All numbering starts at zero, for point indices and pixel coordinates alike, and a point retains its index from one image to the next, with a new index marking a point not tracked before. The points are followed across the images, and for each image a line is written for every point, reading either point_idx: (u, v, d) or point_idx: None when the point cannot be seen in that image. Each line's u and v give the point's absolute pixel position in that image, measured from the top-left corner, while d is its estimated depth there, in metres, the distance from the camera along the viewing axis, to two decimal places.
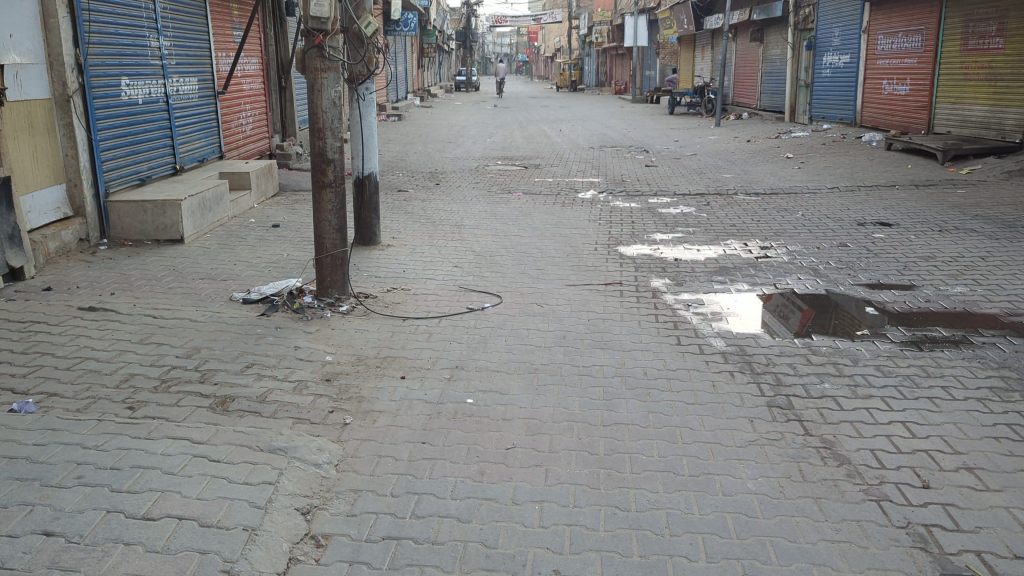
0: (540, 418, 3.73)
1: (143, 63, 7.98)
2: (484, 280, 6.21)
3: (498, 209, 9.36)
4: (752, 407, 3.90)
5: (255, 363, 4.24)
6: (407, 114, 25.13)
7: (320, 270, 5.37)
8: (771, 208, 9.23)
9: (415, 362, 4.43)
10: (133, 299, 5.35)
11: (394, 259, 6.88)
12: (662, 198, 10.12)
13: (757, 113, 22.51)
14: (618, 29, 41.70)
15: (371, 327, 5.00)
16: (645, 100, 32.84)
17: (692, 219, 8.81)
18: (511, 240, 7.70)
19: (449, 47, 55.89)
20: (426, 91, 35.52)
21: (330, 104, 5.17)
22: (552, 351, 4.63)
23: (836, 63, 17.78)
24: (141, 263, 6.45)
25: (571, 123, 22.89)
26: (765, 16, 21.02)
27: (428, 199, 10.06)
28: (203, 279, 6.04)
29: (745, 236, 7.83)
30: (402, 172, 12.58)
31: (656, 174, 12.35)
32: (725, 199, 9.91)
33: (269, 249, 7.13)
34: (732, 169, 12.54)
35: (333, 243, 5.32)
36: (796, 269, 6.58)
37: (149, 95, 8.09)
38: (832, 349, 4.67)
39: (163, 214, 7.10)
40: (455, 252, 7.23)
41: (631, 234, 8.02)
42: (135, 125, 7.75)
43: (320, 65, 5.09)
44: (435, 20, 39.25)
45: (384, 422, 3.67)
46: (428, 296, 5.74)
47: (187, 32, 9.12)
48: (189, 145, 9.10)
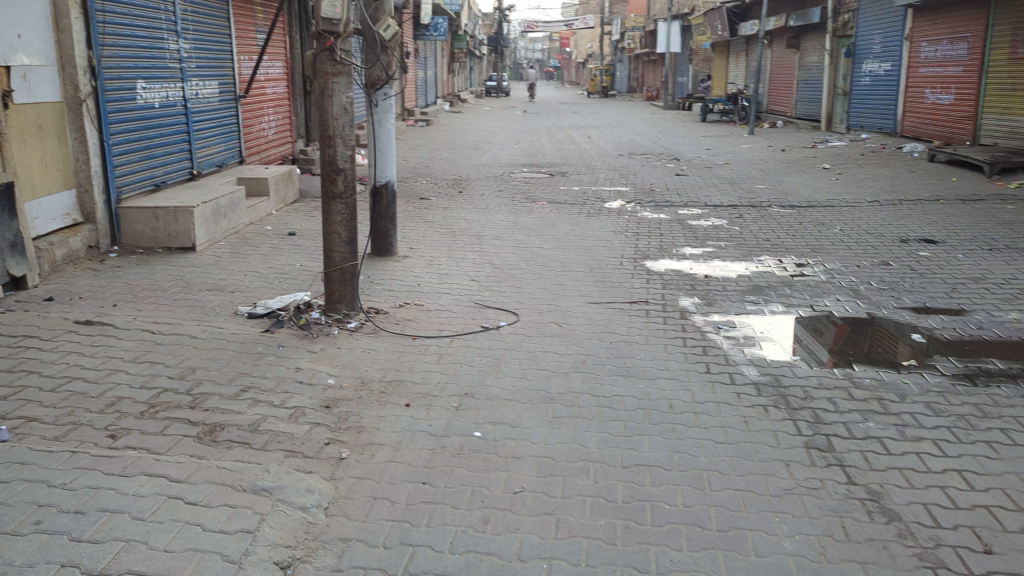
0: (554, 457, 3.42)
1: (160, 66, 7.79)
2: (503, 296, 5.91)
3: (522, 219, 9.06)
4: (788, 448, 3.56)
5: (252, 387, 3.97)
6: (435, 119, 24.92)
7: (328, 285, 5.09)
8: (807, 222, 8.82)
9: (423, 387, 4.13)
10: (133, 312, 5.12)
11: (410, 271, 6.60)
12: (693, 209, 9.75)
13: (792, 121, 22.00)
14: (651, 36, 41.29)
15: (379, 347, 4.71)
16: (677, 107, 32.39)
17: (724, 232, 8.44)
18: (533, 253, 7.38)
19: (481, 53, 55.78)
20: (456, 96, 35.35)
21: (342, 110, 4.90)
22: (570, 378, 4.31)
23: (876, 72, 17.26)
24: (149, 272, 6.22)
25: (601, 130, 22.55)
26: (803, 22, 20.55)
27: (450, 207, 9.77)
28: (209, 290, 5.79)
29: (780, 252, 7.44)
30: (426, 178, 12.31)
31: (687, 183, 11.98)
32: (759, 212, 9.51)
33: (282, 259, 6.87)
34: (765, 180, 12.12)
35: (342, 256, 5.05)
36: (835, 288, 6.19)
37: (166, 98, 7.90)
38: (876, 382, 4.30)
39: (175, 221, 6.89)
40: (475, 264, 6.94)
41: (659, 248, 7.68)
42: (150, 130, 7.56)
43: (331, 69, 4.82)
44: (466, 25, 39.18)
45: (384, 457, 3.37)
46: (442, 313, 5.44)
47: (208, 34, 8.93)
48: (208, 150, 8.91)
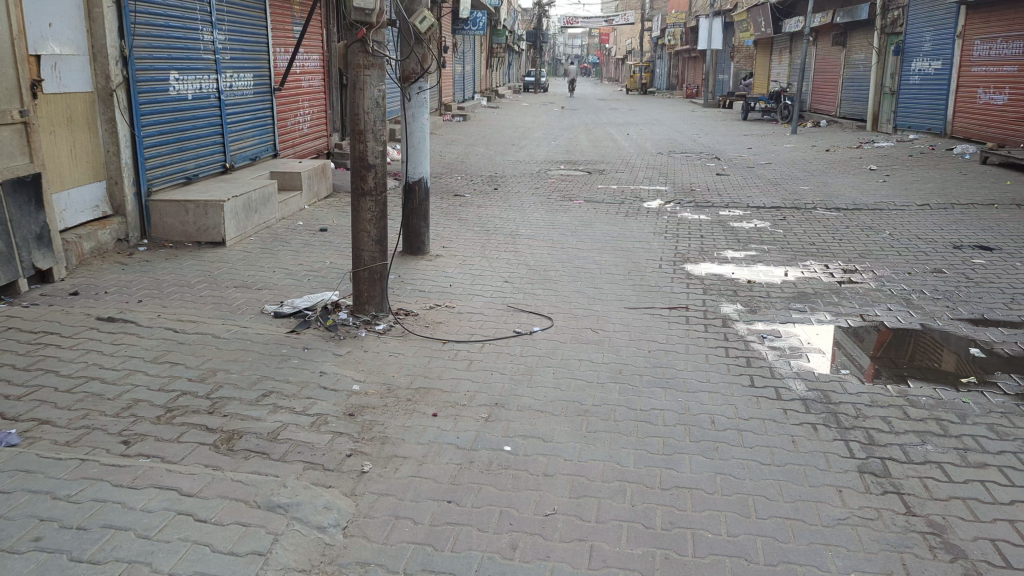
0: (588, 476, 3.21)
1: (194, 57, 7.69)
2: (537, 299, 5.70)
3: (558, 218, 8.85)
4: (840, 472, 3.31)
5: (273, 392, 3.81)
6: (472, 114, 24.77)
7: (357, 285, 4.92)
8: (855, 226, 8.48)
9: (451, 396, 3.94)
10: (158, 310, 5.00)
11: (442, 271, 6.42)
12: (735, 210, 9.45)
13: (837, 121, 21.49)
14: (692, 32, 40.74)
15: (407, 351, 4.53)
16: (717, 104, 31.88)
17: (767, 234, 8.14)
18: (569, 253, 7.17)
19: (519, 48, 55.55)
20: (494, 91, 35.15)
21: (374, 103, 4.72)
22: (606, 390, 4.09)
23: (926, 70, 16.74)
24: (177, 267, 6.12)
25: (639, 127, 22.22)
26: (850, 19, 20.04)
27: (484, 205, 9.59)
28: (236, 287, 5.67)
29: (827, 257, 7.14)
30: (461, 175, 12.15)
31: (728, 183, 11.67)
32: (803, 214, 9.19)
33: (312, 255, 6.74)
34: (810, 181, 11.76)
35: (371, 255, 4.88)
36: (886, 297, 5.89)
37: (199, 90, 7.80)
38: (934, 401, 4.02)
39: (205, 215, 6.78)
40: (508, 264, 6.75)
41: (699, 250, 7.41)
42: (183, 122, 7.46)
43: (363, 61, 4.65)
44: (505, 20, 38.98)
45: (408, 472, 3.19)
46: (473, 316, 5.26)
47: (243, 25, 8.82)
48: (241, 143, 8.81)
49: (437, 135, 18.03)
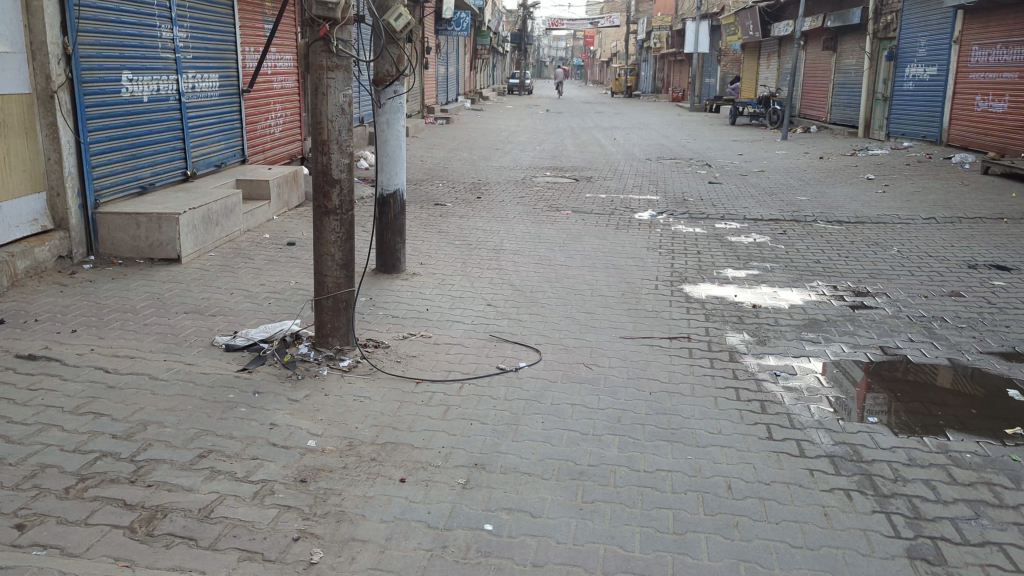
0: (586, 566, 2.65)
1: (151, 55, 7.07)
2: (523, 326, 5.15)
3: (545, 230, 8.30)
4: (886, 557, 2.76)
5: (213, 451, 3.23)
6: (455, 117, 24.20)
7: (319, 315, 4.34)
8: (860, 241, 7.99)
9: (423, 453, 3.37)
10: (92, 343, 4.39)
11: (419, 292, 5.85)
12: (731, 223, 8.95)
13: (827, 127, 21.09)
14: (679, 35, 40.36)
15: (375, 394, 3.96)
16: (704, 108, 31.45)
17: (767, 251, 7.64)
18: (557, 271, 6.62)
19: (503, 51, 55.06)
20: (477, 94, 34.54)
21: (338, 111, 4.15)
22: (603, 445, 3.54)
23: (921, 76, 16.34)
24: (124, 288, 5.52)
25: (626, 131, 21.72)
26: (842, 23, 19.66)
27: (466, 215, 9.02)
28: (187, 313, 5.07)
29: (834, 278, 6.64)
30: (443, 182, 11.58)
31: (721, 192, 11.17)
32: (803, 228, 8.69)
33: (276, 274, 6.14)
34: (807, 191, 11.29)
35: (336, 281, 4.31)
36: (906, 326, 5.38)
37: (157, 91, 7.18)
38: (982, 460, 3.49)
39: (158, 229, 6.16)
40: (491, 284, 6.19)
41: (697, 268, 6.89)
42: (137, 126, 6.84)
43: (326, 62, 4.07)
44: (489, 22, 38.46)
45: (366, 562, 2.61)
46: (451, 348, 4.69)
47: (208, 22, 8.21)
48: (205, 149, 8.19)
49: (419, 139, 17.44)
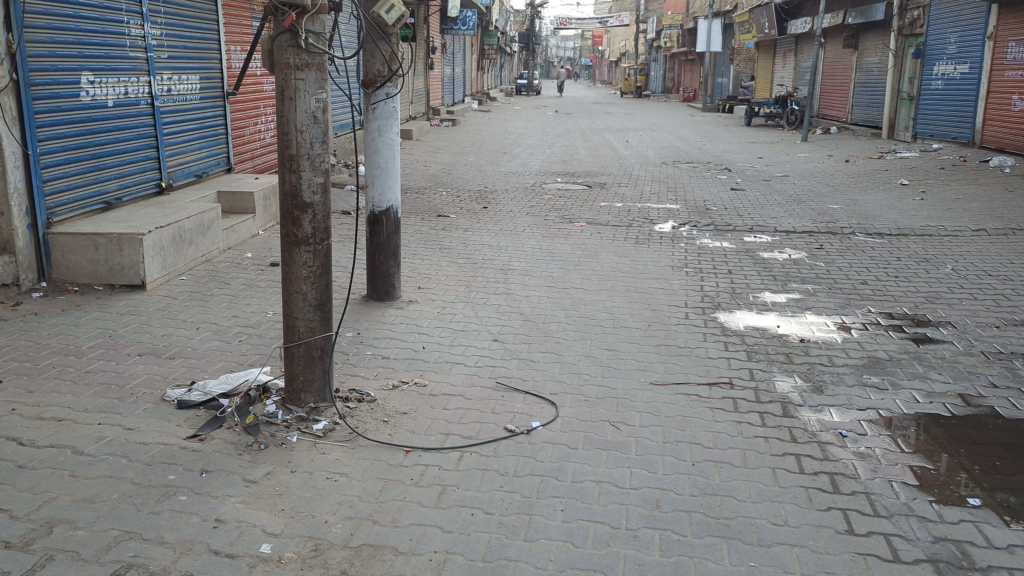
0: None
1: (117, 55, 6.34)
2: (536, 370, 4.39)
3: (559, 246, 7.54)
4: None
5: (133, 566, 2.48)
6: (462, 119, 23.47)
7: (289, 366, 3.59)
8: (907, 257, 7.20)
9: (411, 563, 2.61)
10: (17, 399, 3.66)
11: (415, 324, 5.10)
12: (760, 236, 8.18)
13: (848, 127, 20.27)
14: (690, 33, 39.56)
15: (353, 470, 3.20)
16: (717, 109, 30.62)
17: (806, 269, 6.87)
18: (572, 296, 5.86)
19: (511, 51, 54.32)
20: (484, 94, 33.78)
21: (309, 119, 3.39)
22: (642, 547, 2.76)
23: (950, 75, 15.53)
24: (73, 322, 4.78)
25: (639, 132, 20.94)
26: (864, 19, 18.86)
27: (471, 228, 8.28)
28: (140, 355, 4.32)
29: (888, 303, 5.86)
30: (447, 189, 10.84)
31: (746, 200, 10.41)
32: (841, 241, 7.92)
33: (253, 302, 5.40)
34: (837, 198, 10.51)
35: (309, 326, 3.56)
36: (984, 365, 4.60)
37: (124, 95, 6.45)
38: None
39: (119, 251, 5.42)
40: (499, 312, 5.44)
41: (731, 291, 6.12)
42: (101, 134, 6.11)
43: (294, 59, 3.32)
44: (497, 22, 37.74)
45: None
46: (450, 402, 3.92)
47: (186, 19, 7.47)
48: (183, 158, 7.46)
49: (423, 142, 16.71)
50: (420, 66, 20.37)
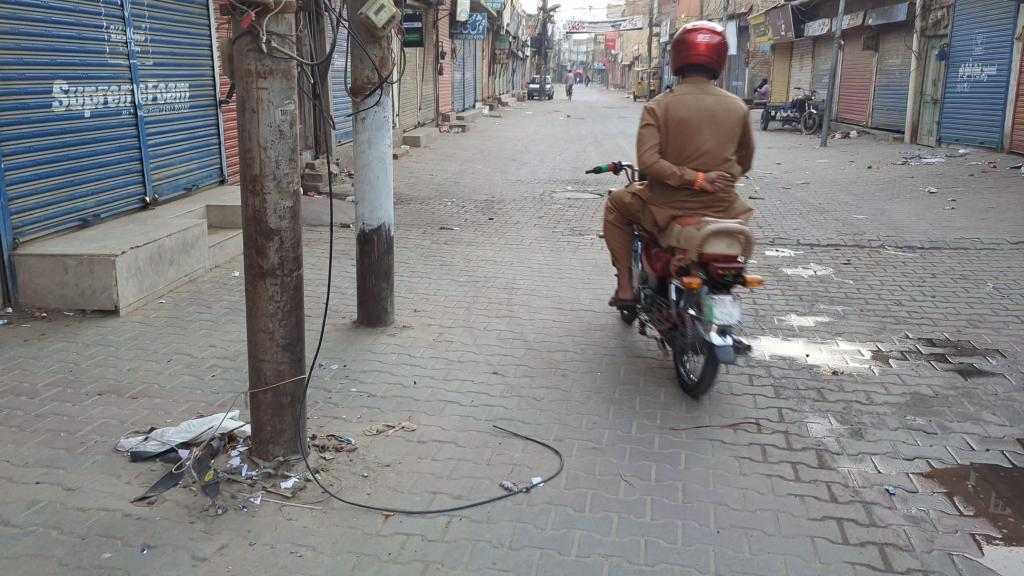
0: None
1: (96, 62, 5.95)
2: (538, 411, 3.92)
3: (568, 261, 7.08)
4: None
5: None
6: (472, 125, 23.05)
7: (254, 414, 3.15)
8: (943, 274, 6.69)
9: None
10: None
11: (407, 354, 4.65)
12: (782, 249, 7.69)
13: (869, 132, 19.71)
14: (704, 37, 39.04)
15: (321, 542, 2.74)
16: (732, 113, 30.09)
17: (833, 287, 6.38)
18: (581, 320, 5.39)
19: (522, 56, 53.92)
20: (495, 100, 33.36)
21: (275, 135, 2.96)
22: None
23: (977, 76, 14.96)
24: (33, 355, 4.36)
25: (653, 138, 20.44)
26: (886, 20, 18.33)
27: (476, 242, 7.84)
28: (100, 395, 3.89)
29: (925, 327, 5.37)
30: (453, 200, 10.40)
31: (766, 210, 9.91)
32: (870, 256, 7.41)
33: (234, 329, 4.97)
34: (862, 207, 10.00)
35: (276, 369, 3.11)
36: None
37: (104, 105, 6.05)
38: None
39: (90, 273, 5.01)
40: (501, 339, 4.98)
41: (753, 313, 5.64)
42: (76, 147, 5.71)
43: (255, 65, 2.89)
44: (509, 26, 37.33)
45: None
46: (440, 451, 3.46)
47: (174, 23, 7.08)
48: (171, 170, 7.06)
49: (430, 150, 16.29)
50: (428, 72, 19.97)
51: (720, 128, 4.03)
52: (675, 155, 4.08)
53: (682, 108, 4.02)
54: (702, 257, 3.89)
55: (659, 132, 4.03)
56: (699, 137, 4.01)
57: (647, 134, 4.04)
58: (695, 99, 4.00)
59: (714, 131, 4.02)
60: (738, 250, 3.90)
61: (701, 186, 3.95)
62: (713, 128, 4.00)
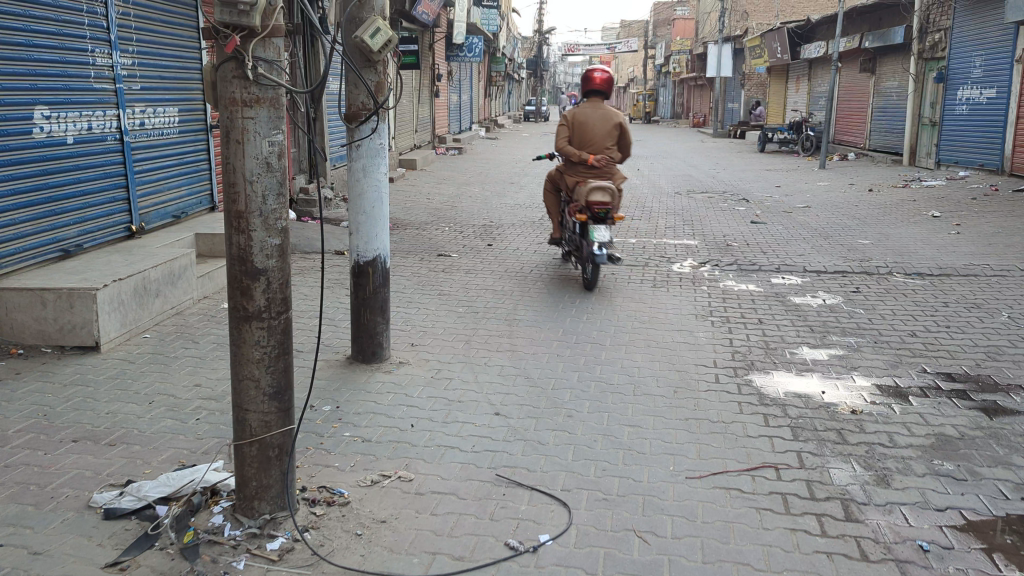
0: None
1: (80, 86, 5.75)
2: (543, 456, 3.69)
3: (569, 290, 6.86)
4: None
5: None
6: (468, 147, 22.92)
7: (239, 468, 2.92)
8: (956, 303, 6.49)
9: None
10: None
11: (404, 393, 4.41)
12: (789, 277, 7.49)
13: (867, 154, 19.61)
14: (699, 58, 39.10)
15: None
16: (729, 135, 30.04)
17: (844, 317, 6.17)
18: (585, 354, 5.17)
19: (518, 78, 54.01)
20: (491, 122, 33.28)
21: (262, 167, 2.74)
22: None
23: (976, 99, 14.87)
24: (7, 397, 4.12)
25: (650, 160, 20.32)
26: (883, 43, 18.27)
27: (473, 270, 7.63)
28: (76, 441, 3.65)
29: (944, 360, 5.15)
30: (450, 225, 10.20)
31: (768, 235, 9.73)
32: (879, 283, 7.21)
33: (221, 366, 4.73)
34: (867, 232, 9.82)
35: (262, 420, 2.89)
36: None
37: (88, 130, 5.85)
38: None
39: (70, 308, 4.78)
40: (502, 375, 4.75)
41: (763, 346, 5.42)
42: (58, 174, 5.50)
43: (240, 93, 2.67)
44: (505, 48, 37.37)
45: None
46: (439, 504, 3.22)
47: (163, 46, 6.89)
48: (159, 197, 6.85)
49: (426, 172, 16.10)
50: (425, 94, 19.88)
51: (602, 128, 6.77)
52: (578, 143, 6.85)
53: (581, 115, 6.82)
54: (589, 203, 6.58)
55: (567, 128, 6.82)
56: (592, 136, 6.76)
57: (562, 131, 6.88)
58: (592, 111, 6.80)
59: (601, 129, 6.79)
60: (609, 200, 6.57)
61: (592, 162, 6.70)
62: (599, 131, 6.79)
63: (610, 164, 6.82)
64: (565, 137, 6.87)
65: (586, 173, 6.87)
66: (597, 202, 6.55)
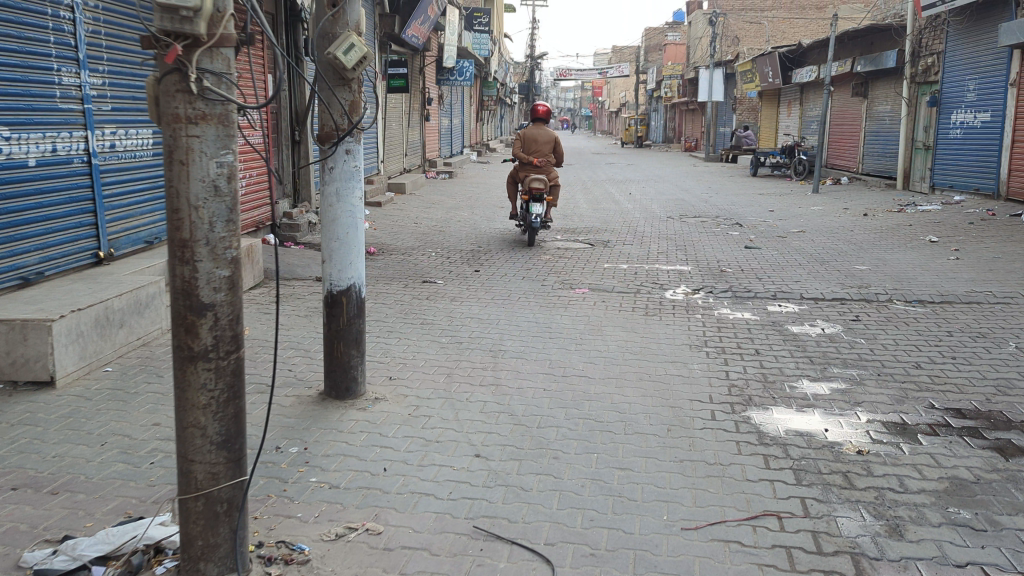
0: None
1: (45, 106, 5.49)
2: (525, 505, 3.38)
3: (558, 318, 6.60)
4: None
5: None
6: (459, 171, 22.74)
7: (184, 525, 2.62)
8: (960, 332, 6.24)
9: None
10: None
11: (378, 432, 4.11)
12: (785, 304, 7.24)
13: (860, 178, 19.49)
14: (691, 83, 39.20)
15: None
16: (721, 159, 29.98)
17: (844, 347, 5.91)
18: (574, 388, 4.89)
19: (510, 102, 54.12)
20: (483, 146, 33.19)
21: (208, 191, 2.46)
22: None
23: (970, 123, 14.76)
24: None
25: (642, 184, 20.15)
26: (875, 67, 18.22)
27: (459, 297, 7.36)
28: (15, 490, 3.34)
29: (952, 395, 4.88)
30: (437, 250, 9.95)
31: (763, 260, 9.50)
32: (878, 311, 6.97)
33: None
34: (863, 257, 9.60)
35: (210, 472, 2.59)
36: None
37: (53, 151, 5.58)
38: None
39: (23, 340, 4.47)
40: (484, 412, 4.46)
41: (761, 378, 5.16)
42: (18, 199, 5.23)
43: (184, 109, 2.39)
44: (497, 72, 37.41)
45: None
46: (409, 562, 2.92)
47: (137, 66, 6.64)
48: (130, 222, 6.57)
49: (415, 196, 15.87)
50: (415, 118, 19.73)
51: (544, 140, 9.79)
52: (526, 150, 9.89)
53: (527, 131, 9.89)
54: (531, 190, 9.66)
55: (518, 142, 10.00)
56: (536, 148, 9.85)
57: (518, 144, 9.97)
58: (536, 130, 9.92)
59: (540, 142, 9.86)
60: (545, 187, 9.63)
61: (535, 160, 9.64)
62: (541, 144, 9.85)
63: (547, 166, 9.85)
64: (519, 146, 9.92)
65: (531, 172, 9.93)
66: (537, 188, 9.63)
